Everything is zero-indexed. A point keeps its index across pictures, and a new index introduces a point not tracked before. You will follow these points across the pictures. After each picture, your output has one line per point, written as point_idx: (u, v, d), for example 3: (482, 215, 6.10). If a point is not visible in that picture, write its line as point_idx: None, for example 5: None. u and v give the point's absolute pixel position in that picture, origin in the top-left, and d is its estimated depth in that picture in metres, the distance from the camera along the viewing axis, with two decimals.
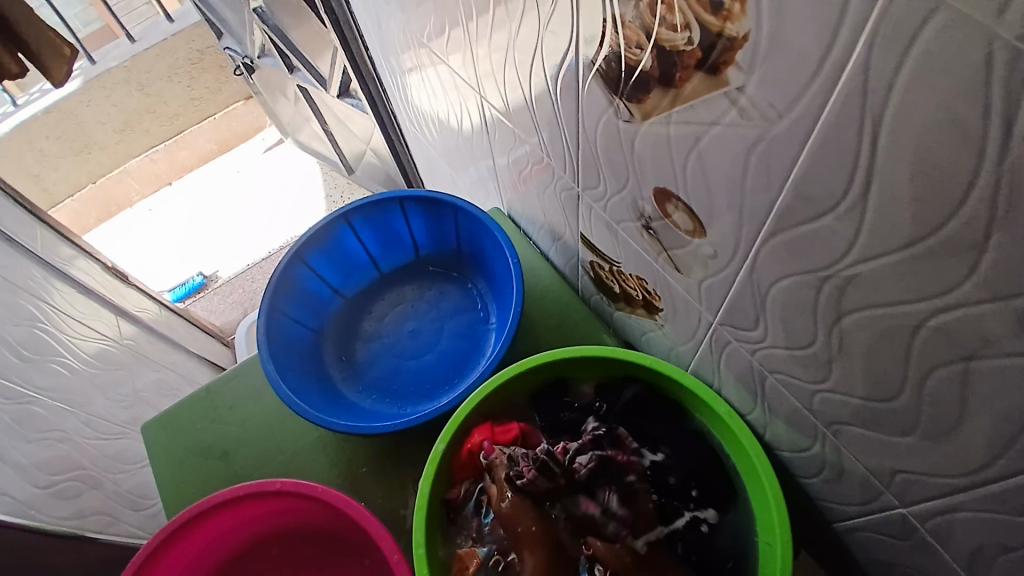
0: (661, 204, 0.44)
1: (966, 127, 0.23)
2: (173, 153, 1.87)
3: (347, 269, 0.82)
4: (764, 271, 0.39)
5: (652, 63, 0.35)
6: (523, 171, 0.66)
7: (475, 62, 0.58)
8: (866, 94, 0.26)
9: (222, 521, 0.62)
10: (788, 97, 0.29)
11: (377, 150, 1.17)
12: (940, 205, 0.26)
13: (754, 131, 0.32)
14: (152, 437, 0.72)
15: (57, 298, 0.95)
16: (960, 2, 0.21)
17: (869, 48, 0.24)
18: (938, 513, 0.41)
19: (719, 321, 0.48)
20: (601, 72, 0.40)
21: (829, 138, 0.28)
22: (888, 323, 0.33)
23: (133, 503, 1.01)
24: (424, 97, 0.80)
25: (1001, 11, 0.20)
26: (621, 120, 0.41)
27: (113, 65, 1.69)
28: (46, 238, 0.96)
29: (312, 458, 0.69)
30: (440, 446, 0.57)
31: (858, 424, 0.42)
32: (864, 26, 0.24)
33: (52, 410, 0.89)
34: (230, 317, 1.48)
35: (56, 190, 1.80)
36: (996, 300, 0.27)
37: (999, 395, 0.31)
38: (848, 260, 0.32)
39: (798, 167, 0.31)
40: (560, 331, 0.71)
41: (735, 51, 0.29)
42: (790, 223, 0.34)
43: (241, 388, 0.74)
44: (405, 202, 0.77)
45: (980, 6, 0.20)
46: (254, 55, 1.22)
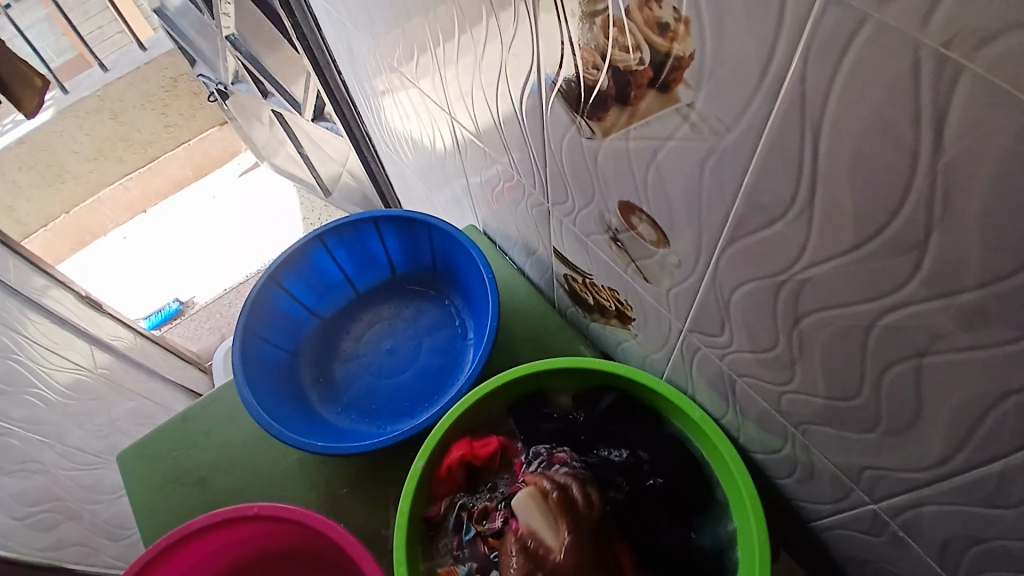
0: (627, 216, 0.45)
1: (899, 132, 0.25)
2: (149, 182, 1.87)
3: (324, 290, 0.82)
4: (725, 278, 0.40)
5: (608, 83, 0.36)
6: (495, 189, 0.67)
7: (445, 85, 0.59)
8: (806, 105, 0.27)
9: (202, 548, 0.62)
10: (735, 111, 0.30)
11: (353, 171, 1.18)
12: (881, 207, 0.28)
13: (706, 144, 0.33)
14: (129, 465, 0.72)
15: (31, 329, 0.93)
16: (883, 18, 0.22)
17: (805, 63, 0.26)
18: (907, 507, 0.43)
19: (688, 328, 0.49)
20: (562, 92, 0.41)
21: (775, 148, 0.30)
22: (844, 324, 0.35)
23: (110, 533, 1.00)
24: (396, 119, 0.81)
25: (923, 23, 0.21)
26: (583, 137, 0.42)
27: (85, 94, 1.68)
28: (18, 269, 0.93)
29: (292, 481, 0.68)
30: (419, 463, 0.57)
31: (824, 424, 0.43)
32: (799, 42, 0.25)
33: (27, 442, 0.88)
34: (207, 343, 1.48)
35: (28, 222, 1.79)
36: (941, 296, 0.29)
37: (951, 387, 0.32)
38: (802, 264, 0.34)
39: (749, 176, 0.32)
40: (536, 344, 0.72)
41: (684, 70, 0.31)
42: (746, 231, 0.35)
43: (218, 413, 0.74)
44: (379, 222, 0.78)
45: (902, 20, 0.22)
46: (227, 81, 1.23)
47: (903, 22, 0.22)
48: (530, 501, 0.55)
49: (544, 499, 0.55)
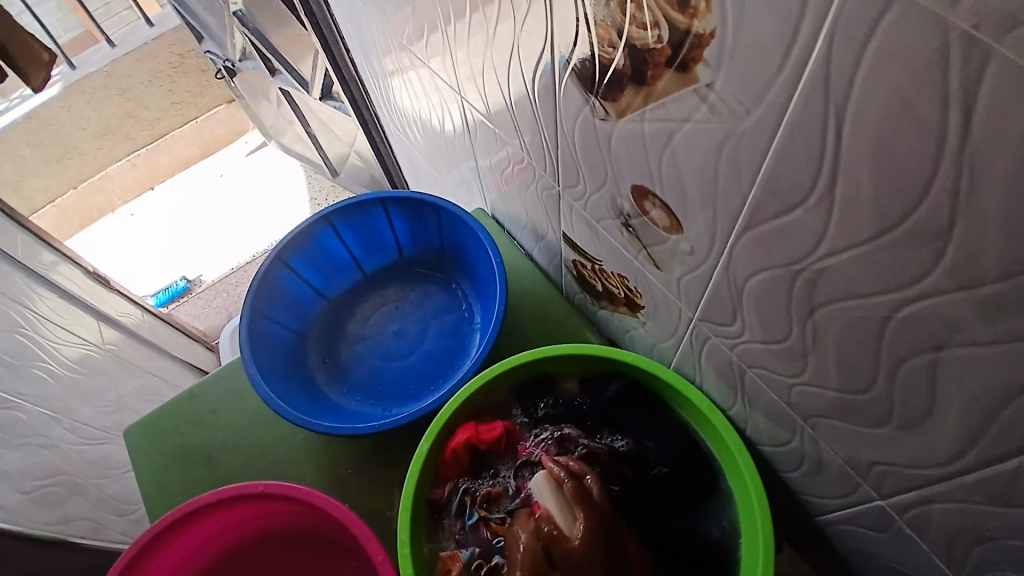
0: (639, 201, 0.44)
1: (926, 118, 0.24)
2: (155, 160, 1.85)
3: (331, 271, 0.81)
4: (738, 266, 0.39)
5: (624, 61, 0.35)
6: (505, 172, 0.66)
7: (455, 65, 0.58)
8: (829, 88, 0.26)
9: (207, 526, 0.62)
10: (754, 93, 0.29)
11: (361, 152, 1.17)
12: (903, 195, 0.27)
13: (723, 127, 0.32)
14: (135, 441, 0.72)
15: (38, 305, 0.93)
16: None
17: (830, 43, 0.25)
18: (916, 504, 0.42)
19: (698, 316, 0.48)
20: (576, 71, 0.40)
21: (795, 132, 0.29)
22: (859, 315, 0.34)
23: (117, 509, 1.00)
24: (406, 100, 0.80)
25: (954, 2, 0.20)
26: (597, 119, 0.41)
27: (94, 69, 1.67)
28: (27, 244, 0.93)
29: (296, 461, 0.68)
30: (424, 447, 0.57)
31: (835, 417, 0.42)
32: (823, 22, 0.24)
33: (34, 417, 0.88)
34: (214, 322, 1.48)
35: (37, 198, 1.78)
36: (962, 289, 0.28)
37: (968, 384, 0.31)
38: (818, 253, 0.33)
39: (767, 162, 0.31)
40: (543, 330, 0.71)
41: (703, 48, 0.30)
42: (761, 218, 0.34)
43: (224, 392, 0.74)
44: (387, 203, 0.77)
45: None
46: (235, 58, 1.22)
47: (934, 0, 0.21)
48: (546, 483, 0.54)
49: (560, 486, 0.53)
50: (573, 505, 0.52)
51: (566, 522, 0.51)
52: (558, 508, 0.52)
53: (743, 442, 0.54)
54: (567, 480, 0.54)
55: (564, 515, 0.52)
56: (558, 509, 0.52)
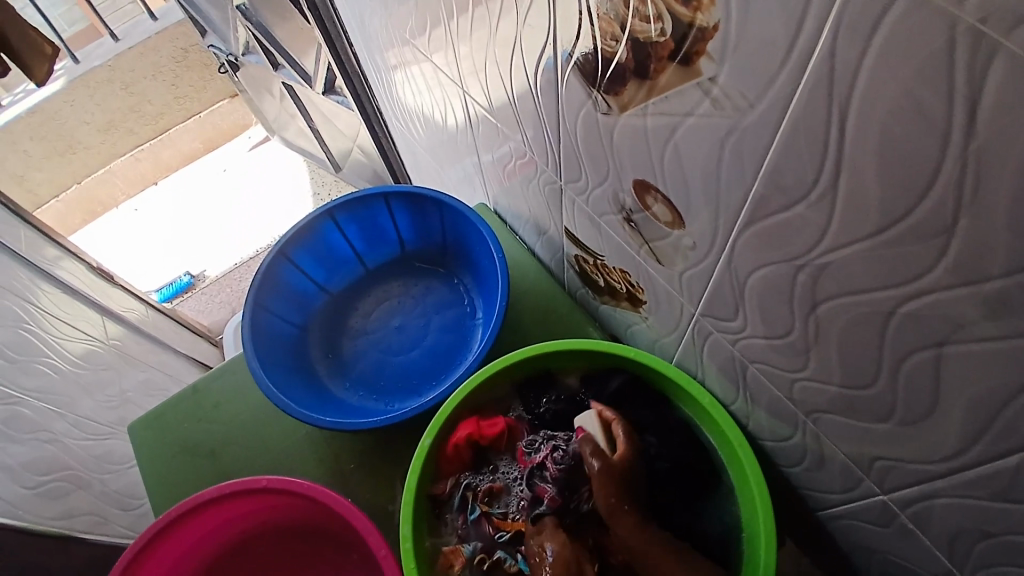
0: (641, 196, 0.44)
1: (931, 112, 0.24)
2: (159, 154, 1.86)
3: (333, 265, 0.82)
4: (741, 261, 0.39)
5: (627, 55, 0.35)
6: (507, 167, 0.66)
7: (458, 59, 0.58)
8: (833, 82, 0.26)
9: (209, 520, 0.62)
10: (758, 87, 0.29)
11: (364, 147, 1.17)
12: (907, 191, 0.27)
13: (726, 122, 0.32)
14: (138, 435, 0.72)
15: (42, 299, 0.93)
16: None
17: (834, 37, 0.25)
18: (917, 500, 0.42)
19: (701, 312, 0.48)
20: (579, 66, 0.40)
21: (798, 126, 0.29)
22: (862, 311, 0.34)
23: (121, 503, 1.01)
24: (408, 94, 0.79)
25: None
26: (599, 113, 0.41)
27: (97, 64, 1.67)
28: (30, 239, 0.93)
29: (300, 455, 0.69)
30: (426, 441, 0.57)
31: (837, 413, 0.42)
32: (828, 15, 0.24)
33: (38, 411, 0.89)
34: (218, 317, 1.48)
35: (40, 192, 1.79)
36: (965, 285, 0.28)
37: (970, 381, 0.31)
38: (821, 249, 0.33)
39: (770, 157, 0.31)
40: (546, 325, 0.71)
41: (706, 42, 0.29)
42: (764, 214, 0.34)
43: (226, 387, 0.74)
44: (390, 198, 0.77)
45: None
46: (238, 52, 1.22)
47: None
48: (597, 417, 0.58)
49: (608, 426, 0.57)
50: (617, 442, 0.56)
51: (609, 449, 0.56)
52: (602, 435, 0.57)
53: (745, 437, 0.54)
54: (617, 421, 0.57)
55: (608, 442, 0.56)
56: (604, 442, 0.56)
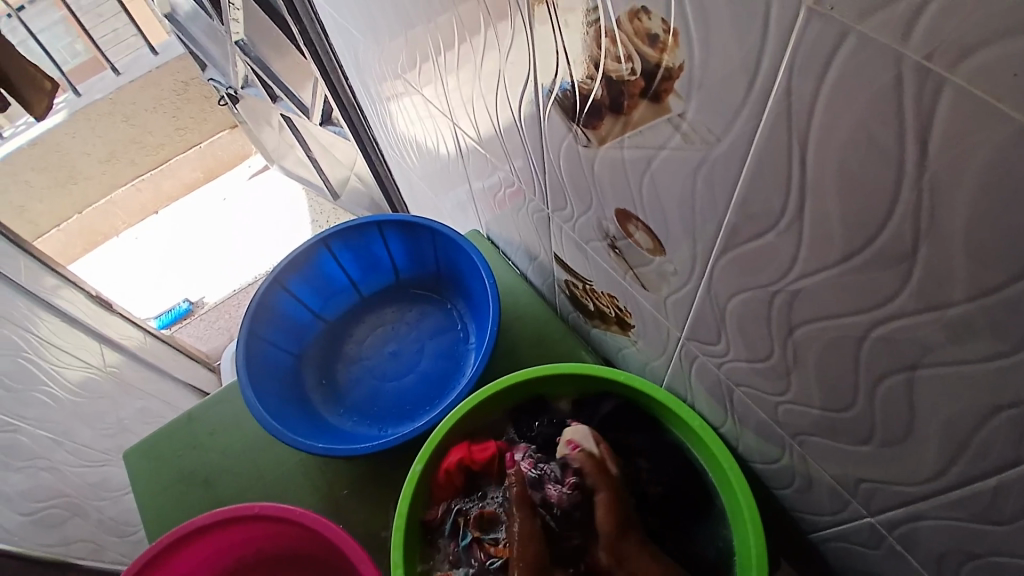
0: (623, 224, 0.45)
1: (885, 145, 0.25)
2: (160, 184, 1.91)
3: (328, 293, 0.83)
4: (720, 287, 0.40)
5: (602, 92, 0.36)
6: (498, 195, 0.68)
7: (447, 92, 0.59)
8: (793, 116, 0.27)
9: (201, 549, 0.63)
10: (724, 122, 0.30)
11: (361, 175, 1.18)
12: (870, 219, 0.28)
13: (697, 154, 0.33)
14: (133, 464, 0.73)
15: (42, 329, 0.94)
16: (865, 29, 0.22)
17: (790, 75, 0.26)
18: (904, 520, 0.42)
19: (686, 336, 0.49)
20: (558, 101, 0.41)
21: (764, 158, 0.30)
22: (836, 335, 0.35)
23: (118, 530, 1.01)
24: (402, 125, 0.81)
25: (904, 37, 0.21)
26: (580, 145, 0.42)
27: (99, 97, 1.67)
28: (30, 268, 0.94)
29: (295, 482, 0.69)
30: (417, 467, 0.57)
31: (819, 434, 0.43)
32: (784, 54, 0.25)
33: (36, 440, 0.89)
34: (216, 344, 1.50)
35: (42, 222, 1.81)
36: (931, 309, 0.28)
37: (943, 401, 0.32)
38: (793, 274, 0.34)
39: (739, 187, 0.32)
40: (538, 350, 0.72)
41: (673, 80, 0.31)
42: (738, 241, 0.35)
43: (222, 414, 0.75)
44: (383, 226, 0.79)
45: (885, 34, 0.22)
46: (237, 85, 1.24)
47: (885, 36, 0.22)
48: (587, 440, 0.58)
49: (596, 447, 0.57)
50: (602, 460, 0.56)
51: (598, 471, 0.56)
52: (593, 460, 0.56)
53: (735, 460, 0.55)
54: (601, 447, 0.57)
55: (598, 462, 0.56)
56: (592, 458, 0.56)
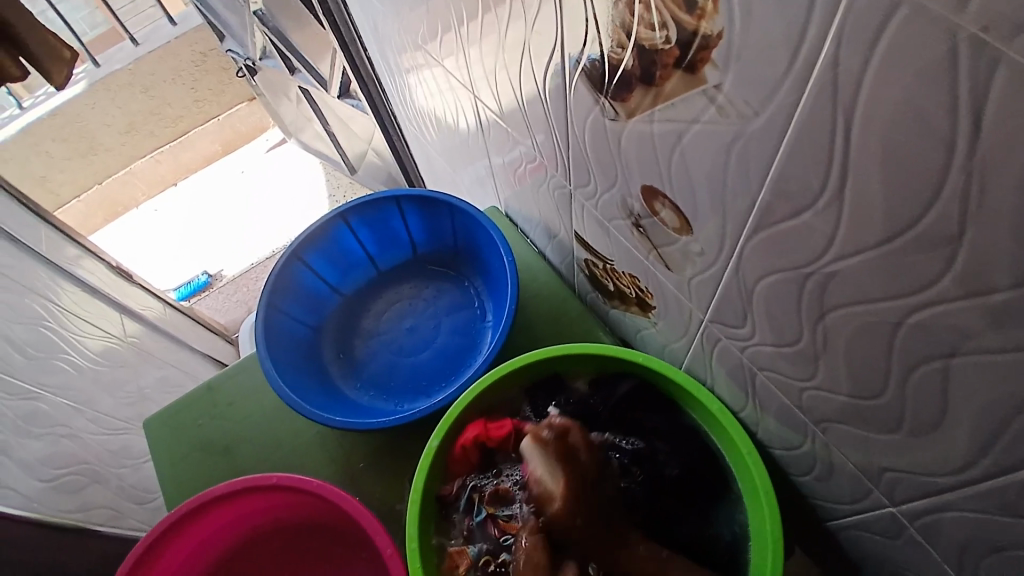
0: (649, 201, 0.44)
1: (934, 121, 0.23)
2: (179, 157, 1.89)
3: (345, 267, 0.82)
4: (749, 268, 0.39)
5: (633, 63, 0.35)
6: (518, 170, 0.66)
7: (468, 64, 0.58)
8: (837, 89, 0.26)
9: (218, 517, 0.63)
10: (762, 95, 0.29)
11: (378, 150, 1.17)
12: (913, 199, 0.26)
13: (731, 129, 0.32)
14: (153, 432, 0.73)
15: (63, 298, 0.96)
16: None
17: (837, 45, 0.25)
18: (927, 511, 0.41)
19: (709, 318, 0.48)
20: (586, 71, 0.40)
21: (803, 134, 0.29)
22: (869, 320, 0.33)
23: (137, 497, 1.00)
24: (422, 98, 0.80)
25: (959, 8, 0.20)
26: (607, 119, 0.41)
27: (118, 67, 1.70)
28: (52, 239, 0.96)
29: (311, 455, 0.69)
30: (434, 442, 0.57)
31: (845, 421, 0.42)
32: (830, 24, 0.24)
33: (56, 407, 0.89)
34: (234, 316, 1.51)
35: (61, 192, 1.81)
36: (972, 296, 0.27)
37: (980, 391, 0.31)
38: (828, 256, 0.32)
39: (776, 164, 0.31)
40: (555, 329, 0.71)
41: (710, 50, 0.29)
42: (771, 220, 0.34)
43: (240, 385, 0.75)
44: (402, 201, 0.78)
45: (939, 3, 0.20)
46: (256, 57, 1.24)
47: (939, 5, 0.20)
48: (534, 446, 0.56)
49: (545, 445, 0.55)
50: (557, 461, 0.55)
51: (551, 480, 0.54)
52: (546, 470, 0.55)
53: (755, 445, 0.54)
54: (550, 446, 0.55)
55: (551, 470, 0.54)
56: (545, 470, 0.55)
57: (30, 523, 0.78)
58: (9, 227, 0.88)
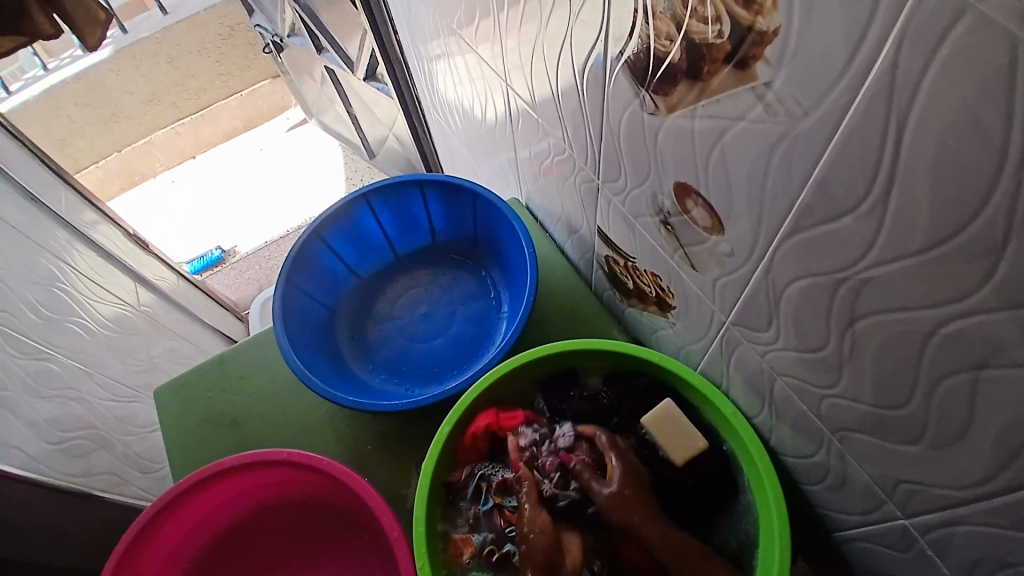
0: (681, 199, 0.43)
1: (987, 132, 0.23)
2: (199, 131, 1.91)
3: (364, 249, 0.82)
4: (780, 271, 0.38)
5: (680, 56, 0.35)
6: (544, 163, 0.66)
7: (504, 53, 0.58)
8: (893, 93, 0.26)
9: (226, 488, 0.64)
10: (813, 95, 0.29)
11: (400, 136, 1.17)
12: (960, 208, 0.26)
13: (778, 128, 0.32)
14: (163, 399, 0.74)
15: (77, 261, 0.97)
16: (983, 5, 0.21)
17: (898, 49, 0.24)
18: (940, 526, 0.41)
19: (731, 320, 0.48)
20: (629, 64, 0.40)
21: (853, 137, 0.28)
22: (900, 330, 0.33)
23: (141, 466, 0.99)
24: (449, 86, 0.80)
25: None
26: (645, 113, 0.41)
27: (145, 36, 1.70)
28: (70, 201, 0.99)
29: (319, 432, 0.70)
30: (445, 428, 0.57)
31: (864, 432, 0.42)
32: (892, 27, 0.24)
33: (66, 369, 0.88)
34: (245, 293, 1.51)
35: (82, 158, 1.82)
36: (1010, 308, 0.27)
37: (1008, 407, 0.31)
38: (865, 263, 0.32)
39: (820, 166, 0.31)
40: (570, 323, 0.71)
41: (765, 46, 0.29)
42: (809, 223, 0.34)
43: (254, 359, 0.75)
44: (425, 186, 0.78)
45: (1003, 12, 0.20)
46: (283, 34, 1.25)
47: (1000, 14, 0.20)
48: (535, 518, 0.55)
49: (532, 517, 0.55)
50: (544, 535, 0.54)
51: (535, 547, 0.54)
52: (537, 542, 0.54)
53: (766, 452, 0.53)
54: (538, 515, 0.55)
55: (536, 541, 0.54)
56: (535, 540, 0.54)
57: (43, 488, 0.77)
58: (27, 184, 0.90)
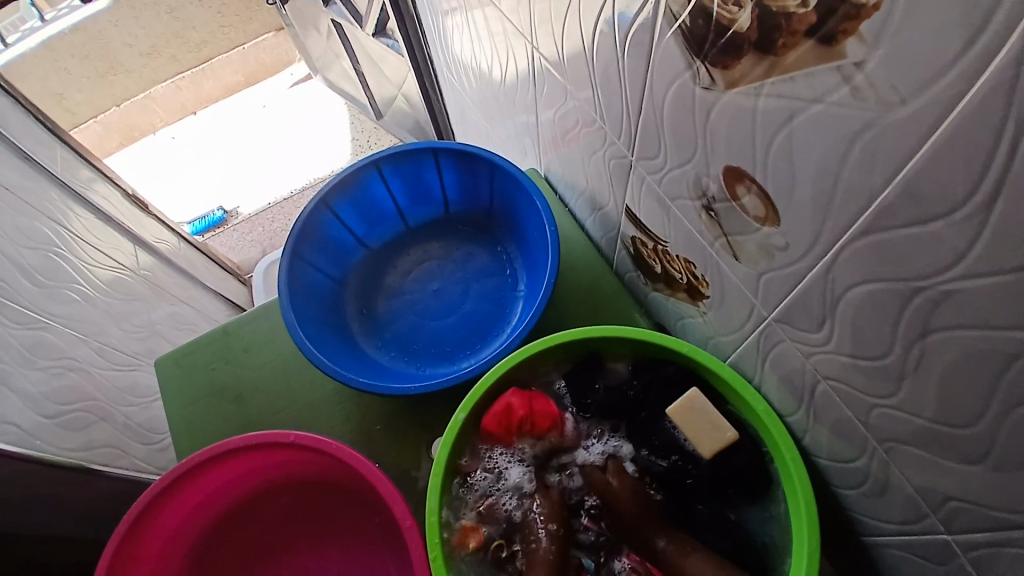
0: (731, 185, 0.39)
1: None
2: (201, 86, 1.81)
3: (374, 219, 0.78)
4: (842, 271, 0.35)
5: (750, 25, 0.30)
6: (569, 132, 0.62)
7: (531, 10, 0.53)
8: (1018, 89, 0.21)
9: (233, 468, 0.61)
10: (914, 82, 0.25)
11: (409, 96, 1.12)
12: None
13: (865, 114, 0.27)
14: (165, 370, 0.71)
15: (74, 223, 0.93)
16: None
17: None
18: (986, 546, 0.38)
19: (774, 317, 0.44)
20: (684, 28, 0.35)
21: (958, 134, 0.24)
22: (980, 348, 0.30)
23: (142, 437, 0.97)
24: (465, 44, 0.75)
25: None
26: (698, 86, 0.37)
27: None
28: (65, 160, 0.94)
29: (325, 412, 0.67)
30: (460, 415, 0.54)
31: (916, 445, 0.39)
32: None
33: (63, 336, 0.85)
34: (248, 256, 1.48)
35: (79, 112, 1.74)
36: None
37: None
38: (950, 273, 0.28)
39: (912, 163, 0.27)
40: (590, 305, 0.68)
41: (859, 21, 0.25)
42: (889, 224, 0.30)
43: (258, 331, 0.72)
44: (439, 154, 0.73)
45: None
46: None
47: None
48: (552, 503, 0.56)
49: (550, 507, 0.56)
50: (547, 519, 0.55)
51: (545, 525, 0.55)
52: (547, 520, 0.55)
53: (799, 453, 0.50)
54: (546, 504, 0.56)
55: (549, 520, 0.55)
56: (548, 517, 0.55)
57: (42, 463, 0.75)
58: (22, 143, 0.86)
